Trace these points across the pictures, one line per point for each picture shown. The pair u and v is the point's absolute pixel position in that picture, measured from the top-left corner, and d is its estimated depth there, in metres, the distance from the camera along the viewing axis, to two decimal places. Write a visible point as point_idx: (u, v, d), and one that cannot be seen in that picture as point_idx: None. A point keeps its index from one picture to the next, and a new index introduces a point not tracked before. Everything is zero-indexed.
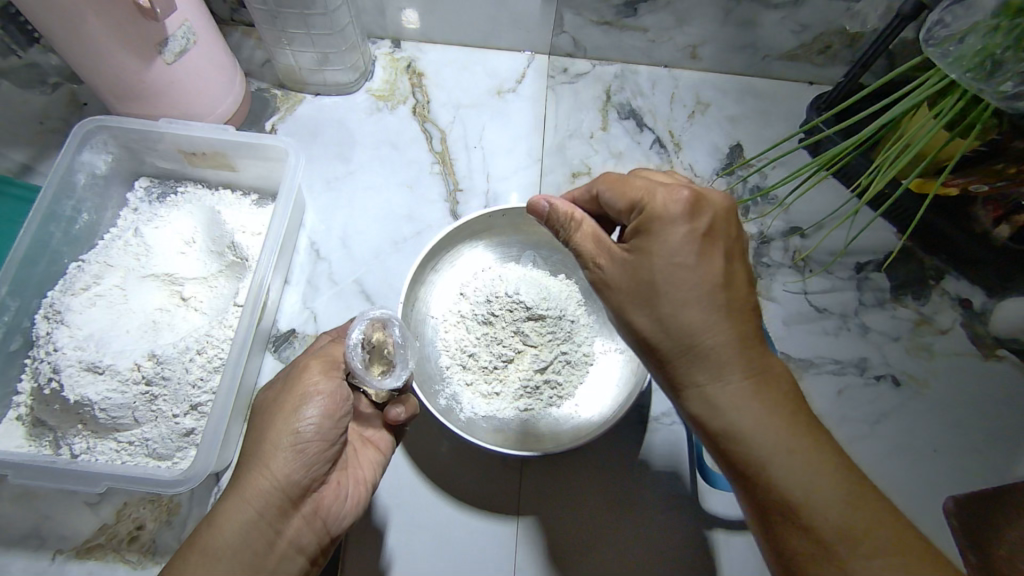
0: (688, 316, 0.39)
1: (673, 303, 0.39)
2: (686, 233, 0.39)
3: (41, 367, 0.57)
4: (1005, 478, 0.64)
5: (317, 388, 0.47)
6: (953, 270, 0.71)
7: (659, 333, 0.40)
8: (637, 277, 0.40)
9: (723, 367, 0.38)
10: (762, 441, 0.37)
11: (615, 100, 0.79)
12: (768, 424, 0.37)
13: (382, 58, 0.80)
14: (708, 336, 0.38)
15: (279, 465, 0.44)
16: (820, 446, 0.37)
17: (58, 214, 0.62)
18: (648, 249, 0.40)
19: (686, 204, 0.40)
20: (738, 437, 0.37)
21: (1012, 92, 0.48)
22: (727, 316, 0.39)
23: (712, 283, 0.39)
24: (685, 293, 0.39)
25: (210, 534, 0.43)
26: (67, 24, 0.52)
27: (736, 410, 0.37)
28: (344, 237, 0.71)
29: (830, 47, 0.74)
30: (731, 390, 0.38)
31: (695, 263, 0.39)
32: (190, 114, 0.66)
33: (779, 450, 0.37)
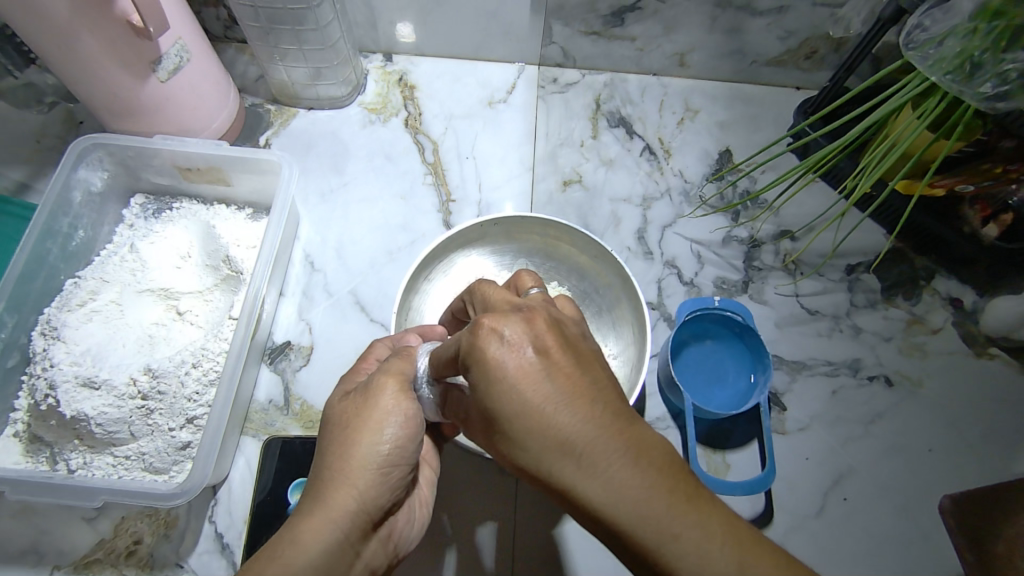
0: (531, 426, 0.33)
1: (514, 421, 0.33)
2: (498, 352, 0.34)
3: (38, 383, 0.57)
4: (1000, 477, 0.64)
5: (403, 409, 0.43)
6: (943, 270, 0.72)
7: (519, 453, 0.34)
8: (478, 405, 0.36)
9: (590, 462, 0.32)
10: (655, 537, 0.30)
11: (605, 109, 0.80)
12: (657, 513, 0.30)
13: (374, 72, 0.81)
14: (560, 439, 0.32)
15: (366, 486, 0.41)
16: (705, 511, 0.31)
17: (54, 230, 0.63)
18: (476, 377, 0.35)
19: (485, 327, 0.35)
20: (630, 538, 0.31)
21: (992, 93, 0.49)
22: (574, 406, 0.33)
23: (538, 385, 0.33)
24: (519, 406, 0.33)
25: (291, 550, 0.37)
26: (61, 45, 0.53)
27: (615, 509, 0.31)
28: (339, 249, 0.71)
29: (816, 52, 0.75)
30: (607, 485, 0.31)
31: (510, 373, 0.33)
32: (184, 130, 0.67)
33: (663, 535, 0.30)
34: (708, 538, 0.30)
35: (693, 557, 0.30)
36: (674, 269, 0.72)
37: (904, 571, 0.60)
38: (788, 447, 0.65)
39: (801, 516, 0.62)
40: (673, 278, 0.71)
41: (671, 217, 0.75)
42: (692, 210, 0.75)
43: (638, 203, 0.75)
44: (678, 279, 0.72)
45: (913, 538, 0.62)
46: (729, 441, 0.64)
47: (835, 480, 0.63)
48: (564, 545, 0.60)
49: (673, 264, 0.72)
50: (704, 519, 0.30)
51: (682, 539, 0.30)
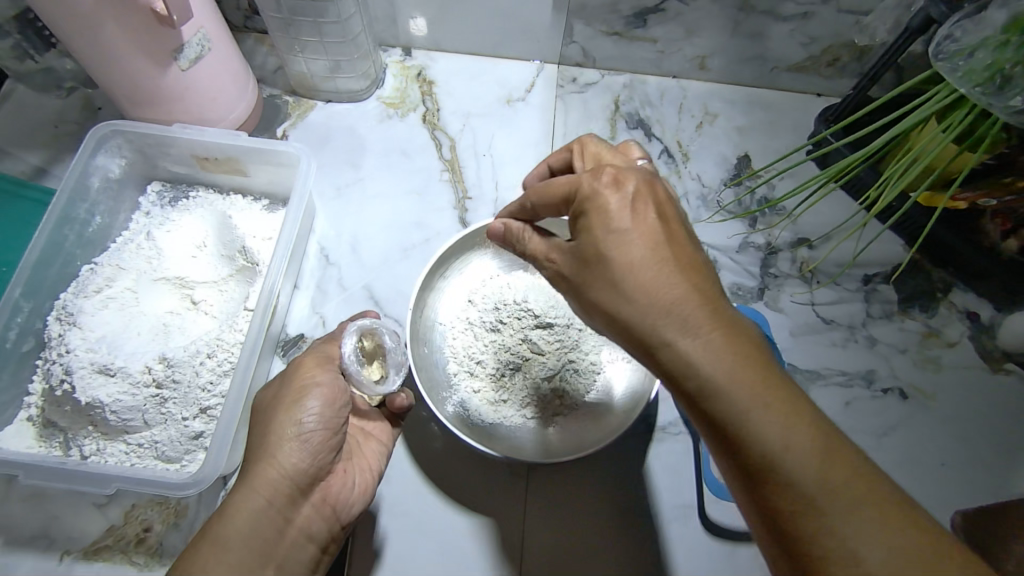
0: (640, 278, 0.38)
1: (621, 264, 0.39)
2: (618, 202, 0.40)
3: (52, 368, 0.57)
4: (1012, 493, 0.64)
5: (316, 381, 0.49)
6: (961, 283, 0.72)
7: (619, 301, 0.39)
8: (586, 252, 0.41)
9: (690, 322, 0.37)
10: (735, 398, 0.35)
11: (623, 111, 0.80)
12: (740, 378, 0.36)
13: (393, 67, 0.81)
14: (665, 293, 0.38)
15: (285, 455, 0.45)
16: (786, 394, 0.36)
17: (72, 216, 0.63)
18: (592, 222, 0.41)
19: (609, 178, 0.41)
20: (709, 395, 0.36)
21: (1021, 106, 0.48)
22: (683, 273, 0.39)
23: (653, 241, 0.39)
24: (631, 256, 0.39)
25: (221, 525, 0.43)
26: (86, 30, 0.53)
27: (703, 364, 0.36)
28: (354, 243, 0.71)
29: (838, 59, 0.75)
30: (701, 343, 0.36)
31: (630, 225, 0.40)
32: (203, 121, 0.67)
33: (750, 400, 0.35)
34: (784, 415, 0.35)
35: (763, 420, 0.35)
36: None
37: None
38: None
39: None
40: None
41: None
42: (710, 215, 0.74)
43: None
44: None
45: None
46: None
47: None
48: (573, 547, 0.60)
49: None
50: (776, 390, 0.36)
51: (763, 405, 0.35)
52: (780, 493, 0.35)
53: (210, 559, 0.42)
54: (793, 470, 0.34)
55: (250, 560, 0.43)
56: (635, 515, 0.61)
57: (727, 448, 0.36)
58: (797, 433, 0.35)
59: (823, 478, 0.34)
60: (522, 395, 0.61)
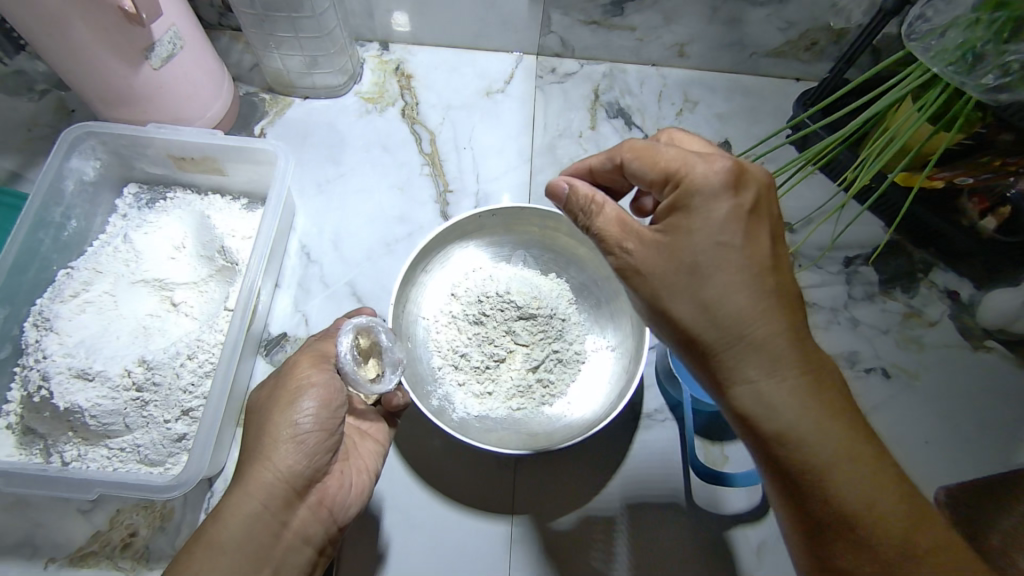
0: (735, 308, 0.38)
1: (717, 288, 0.38)
2: (730, 209, 0.38)
3: (30, 375, 0.57)
4: (994, 467, 0.64)
5: (311, 380, 0.48)
6: (941, 263, 0.72)
7: (703, 324, 0.38)
8: (676, 257, 0.39)
9: (781, 364, 0.37)
10: (820, 450, 0.37)
11: (603, 100, 0.80)
12: (827, 431, 0.37)
13: (371, 61, 0.80)
14: (759, 327, 0.38)
15: (281, 457, 0.45)
16: (872, 450, 0.37)
17: (46, 220, 0.62)
18: (694, 225, 0.39)
19: (728, 174, 0.39)
20: (792, 445, 0.37)
21: (994, 84, 0.49)
22: (782, 307, 0.38)
23: (758, 267, 0.38)
24: (731, 279, 0.38)
25: (215, 529, 0.43)
26: (53, 30, 0.52)
27: (790, 409, 0.37)
28: (336, 240, 0.71)
29: (816, 43, 0.75)
30: (788, 389, 0.37)
31: (738, 243, 0.38)
32: (179, 120, 0.66)
33: (836, 453, 0.36)
34: (866, 472, 0.37)
35: (844, 476, 0.36)
36: None
37: None
38: None
39: None
40: None
41: None
42: None
43: None
44: None
45: None
46: (727, 433, 0.64)
47: None
48: (561, 539, 0.60)
49: None
50: (861, 445, 0.37)
51: (846, 460, 0.36)
52: (848, 548, 0.37)
53: (204, 563, 0.41)
54: (868, 528, 0.36)
55: (245, 564, 0.42)
56: (625, 502, 0.61)
57: (797, 498, 0.38)
58: (877, 492, 0.36)
59: (897, 539, 0.36)
60: (507, 386, 0.61)
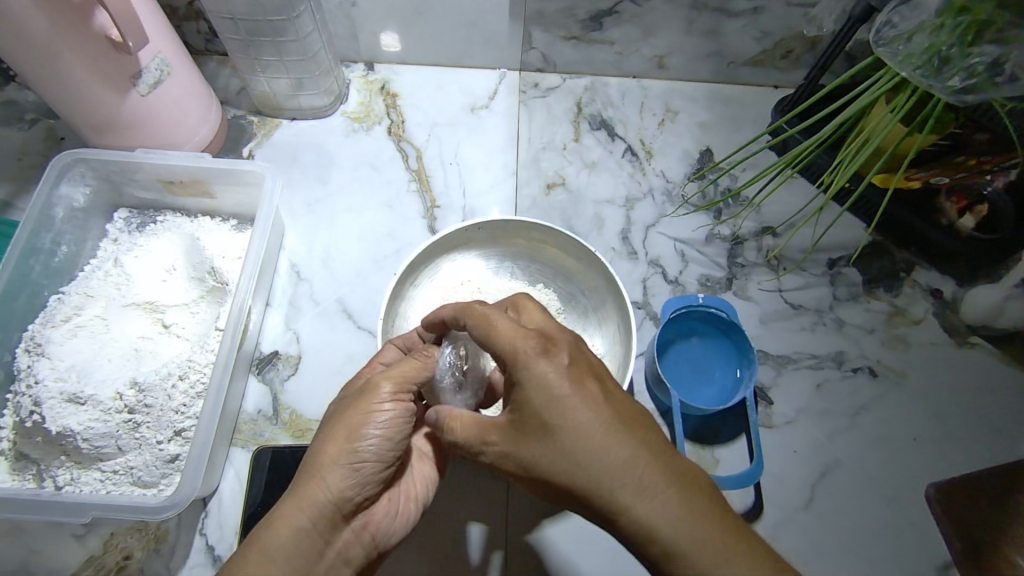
0: (586, 446, 0.39)
1: (571, 439, 0.39)
2: (553, 371, 0.40)
3: (22, 400, 0.57)
4: (983, 462, 0.65)
5: (384, 408, 0.47)
6: (923, 262, 0.73)
7: (564, 470, 0.39)
8: (530, 425, 0.41)
9: (635, 482, 0.38)
10: (679, 540, 0.37)
11: (586, 112, 0.81)
12: (679, 521, 0.37)
13: (357, 82, 0.81)
14: (579, 462, 0.39)
15: (338, 481, 0.45)
16: (728, 532, 0.37)
17: (37, 247, 0.62)
18: (528, 394, 0.40)
19: (540, 345, 0.41)
20: (659, 544, 0.37)
21: (961, 86, 0.50)
22: (627, 434, 0.39)
23: (595, 406, 0.40)
24: (577, 424, 0.39)
25: (266, 537, 0.43)
26: (39, 61, 0.53)
27: (627, 509, 0.38)
28: (325, 258, 0.71)
29: (792, 51, 0.77)
30: (651, 504, 0.37)
31: (570, 393, 0.40)
32: (168, 144, 0.67)
33: (693, 543, 0.37)
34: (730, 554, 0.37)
35: (708, 558, 0.36)
36: (659, 268, 0.73)
37: (889, 558, 0.61)
38: (775, 440, 0.65)
39: (791, 507, 0.63)
40: (658, 277, 0.72)
41: (654, 217, 0.75)
42: (675, 209, 0.76)
43: (621, 205, 0.76)
44: (663, 278, 0.72)
45: (901, 527, 0.62)
46: (718, 437, 0.64)
47: (823, 472, 0.64)
48: (556, 548, 0.60)
49: (658, 264, 0.73)
50: (693, 515, 0.37)
51: (704, 547, 0.37)
52: None
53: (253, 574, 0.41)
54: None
55: None
56: None
57: None
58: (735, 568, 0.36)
59: None
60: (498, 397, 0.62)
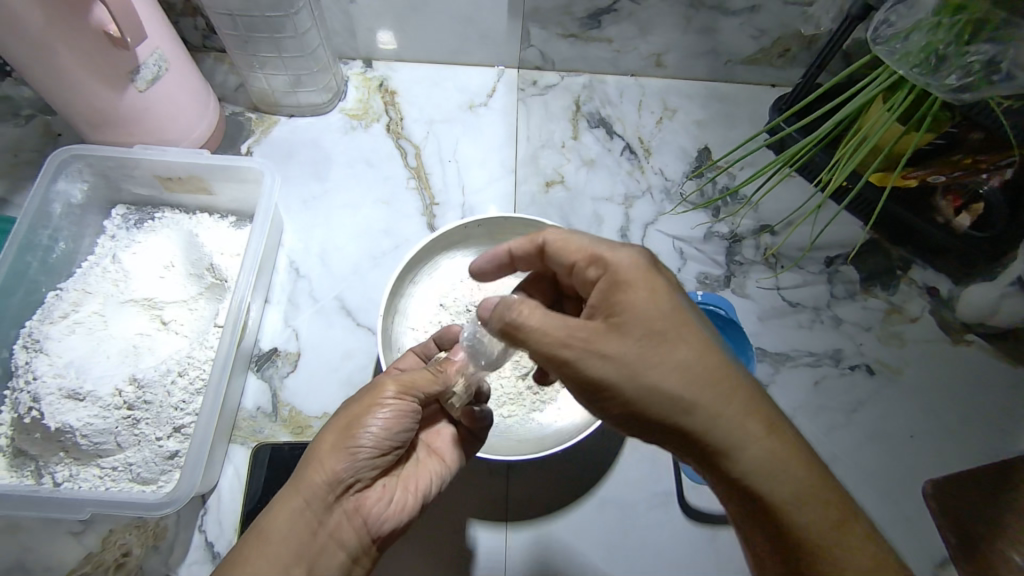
0: (693, 360, 0.41)
1: (681, 350, 0.41)
2: (663, 284, 0.43)
3: (20, 397, 0.57)
4: (978, 458, 0.66)
5: (387, 401, 0.48)
6: (919, 260, 0.74)
7: (674, 379, 0.40)
8: (640, 329, 0.41)
9: (736, 403, 0.40)
10: (771, 461, 0.39)
11: (584, 110, 0.81)
12: (772, 445, 0.39)
13: (354, 79, 0.81)
14: (686, 379, 0.40)
15: (333, 463, 0.45)
16: (810, 464, 0.40)
17: (33, 243, 0.62)
18: (637, 299, 0.42)
19: (646, 262, 0.45)
20: (752, 466, 0.39)
21: (957, 84, 0.50)
22: (724, 359, 0.42)
23: (698, 328, 0.42)
24: (684, 336, 0.41)
25: (265, 519, 0.44)
26: (37, 56, 0.53)
27: (732, 432, 0.39)
28: (323, 255, 0.71)
29: (789, 50, 0.77)
30: (751, 423, 0.40)
31: (676, 308, 0.42)
32: (166, 141, 0.67)
33: (783, 466, 0.39)
34: (811, 481, 0.39)
35: (796, 482, 0.39)
36: None
37: None
38: None
39: None
40: None
41: (652, 215, 0.76)
42: (673, 207, 0.76)
43: (619, 202, 0.76)
44: None
45: (897, 523, 0.63)
46: None
47: None
48: (554, 545, 0.60)
49: None
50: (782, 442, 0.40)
51: (792, 472, 0.39)
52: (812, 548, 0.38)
53: (250, 553, 0.43)
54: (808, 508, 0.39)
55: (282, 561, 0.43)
56: (617, 503, 0.62)
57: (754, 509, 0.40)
58: (814, 495, 0.39)
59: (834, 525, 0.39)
60: (498, 395, 0.62)
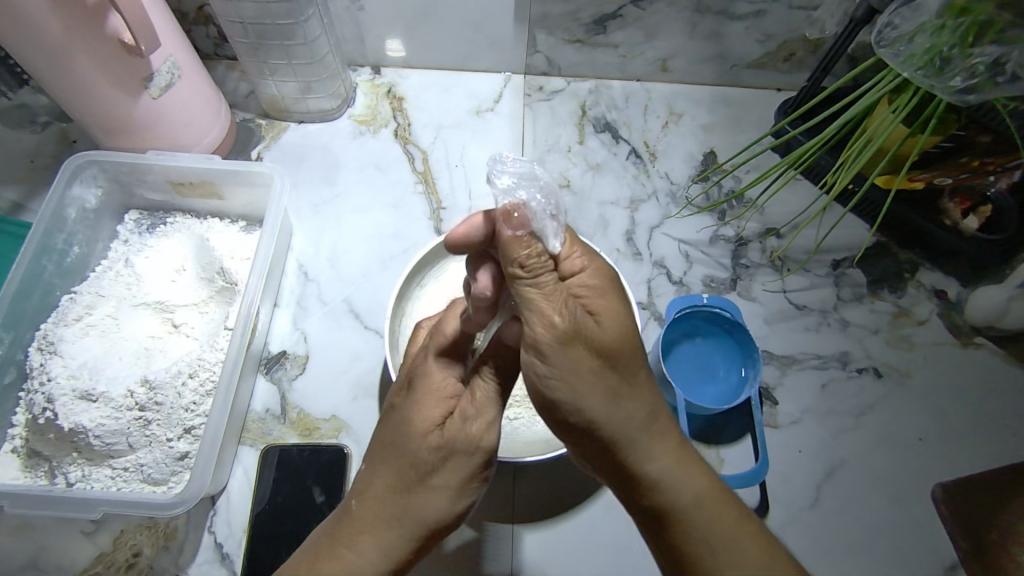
0: (622, 403, 0.40)
1: (620, 382, 0.40)
2: (613, 304, 0.41)
3: (35, 398, 0.58)
4: (989, 463, 0.65)
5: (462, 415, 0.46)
6: (927, 263, 0.73)
7: (607, 419, 0.40)
8: (593, 358, 0.39)
9: (654, 444, 0.41)
10: (685, 501, 0.41)
11: (590, 115, 0.82)
12: (692, 480, 0.41)
13: (363, 85, 0.82)
14: (635, 428, 0.40)
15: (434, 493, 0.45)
16: (732, 508, 0.42)
17: (49, 247, 0.63)
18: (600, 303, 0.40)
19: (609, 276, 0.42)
20: (668, 503, 0.41)
21: (962, 86, 0.50)
22: (650, 390, 0.42)
23: (637, 359, 0.41)
24: (626, 372, 0.40)
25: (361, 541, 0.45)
26: (54, 64, 0.54)
27: (665, 478, 0.41)
28: (333, 259, 0.72)
29: (794, 54, 0.77)
30: (668, 463, 0.41)
31: (621, 336, 0.40)
32: (178, 147, 0.68)
33: (697, 507, 0.41)
34: (731, 524, 0.41)
35: (710, 524, 0.41)
36: (663, 269, 0.73)
37: (894, 558, 0.61)
38: (780, 440, 0.65)
39: (796, 508, 0.63)
40: (662, 278, 0.73)
41: (658, 219, 0.76)
42: (679, 210, 0.76)
43: (625, 206, 0.77)
44: (667, 279, 0.73)
45: (907, 527, 0.63)
46: (723, 436, 0.65)
47: (828, 472, 0.64)
48: (560, 547, 0.60)
49: (662, 264, 0.73)
50: (710, 485, 0.42)
51: (710, 512, 0.41)
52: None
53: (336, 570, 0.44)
54: (732, 560, 0.40)
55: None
56: (624, 507, 0.62)
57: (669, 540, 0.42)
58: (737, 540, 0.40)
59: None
60: None
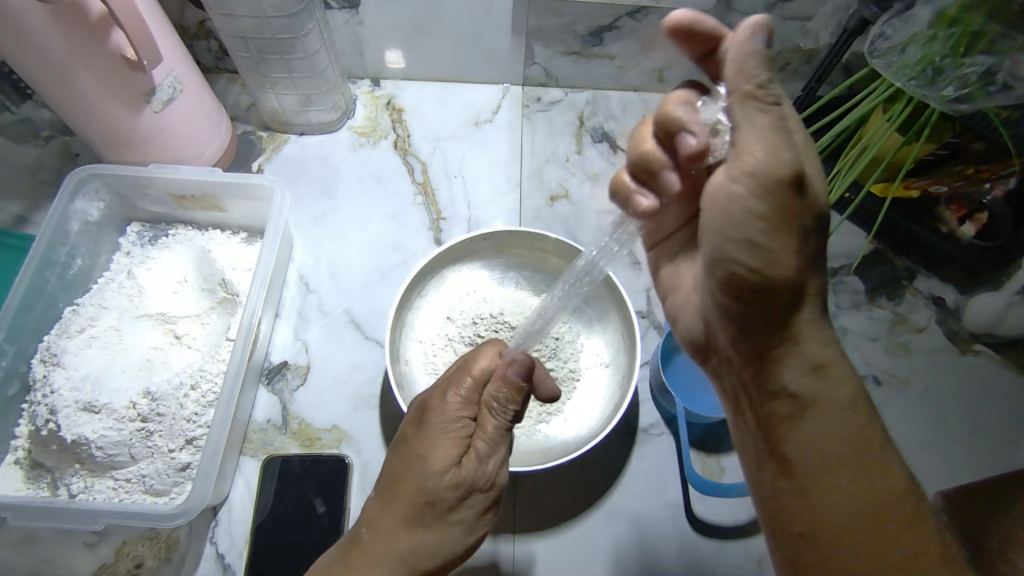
0: (794, 271, 0.41)
1: (795, 253, 0.41)
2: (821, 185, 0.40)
3: (38, 410, 0.58)
4: (988, 469, 0.65)
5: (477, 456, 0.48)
6: (924, 270, 0.74)
7: (778, 277, 0.41)
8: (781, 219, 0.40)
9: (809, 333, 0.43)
10: (819, 392, 0.43)
11: (588, 126, 0.81)
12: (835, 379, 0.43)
13: (363, 97, 0.83)
14: (803, 297, 0.43)
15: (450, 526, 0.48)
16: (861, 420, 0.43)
17: (51, 260, 0.64)
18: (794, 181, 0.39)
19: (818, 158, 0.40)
20: (802, 392, 0.43)
21: (953, 96, 0.51)
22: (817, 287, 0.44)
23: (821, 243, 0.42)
24: (805, 246, 0.41)
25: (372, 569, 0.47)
26: (58, 80, 0.55)
27: (809, 361, 0.43)
28: (333, 270, 0.73)
29: (789, 64, 0.78)
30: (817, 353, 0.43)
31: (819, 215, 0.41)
32: (179, 160, 0.69)
33: (830, 400, 0.43)
34: (847, 431, 0.42)
35: (832, 420, 0.42)
36: None
37: None
38: None
39: None
40: None
41: None
42: None
43: None
44: None
45: None
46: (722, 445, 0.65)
47: None
48: (560, 556, 0.60)
49: None
50: (850, 391, 0.43)
51: (835, 411, 0.43)
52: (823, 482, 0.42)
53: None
54: (844, 457, 0.42)
55: None
56: (624, 515, 0.62)
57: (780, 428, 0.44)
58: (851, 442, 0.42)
59: (857, 490, 0.41)
60: None
